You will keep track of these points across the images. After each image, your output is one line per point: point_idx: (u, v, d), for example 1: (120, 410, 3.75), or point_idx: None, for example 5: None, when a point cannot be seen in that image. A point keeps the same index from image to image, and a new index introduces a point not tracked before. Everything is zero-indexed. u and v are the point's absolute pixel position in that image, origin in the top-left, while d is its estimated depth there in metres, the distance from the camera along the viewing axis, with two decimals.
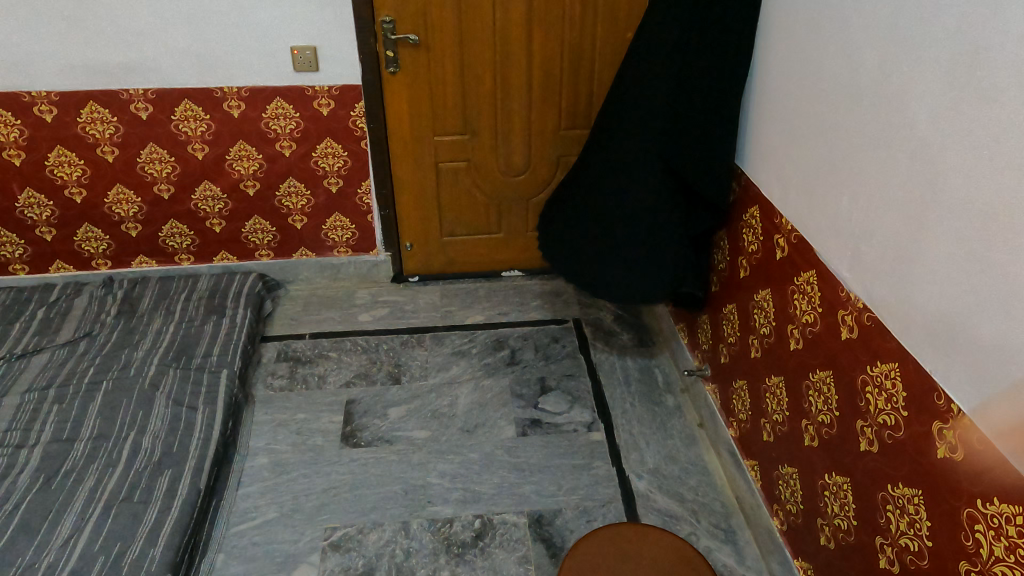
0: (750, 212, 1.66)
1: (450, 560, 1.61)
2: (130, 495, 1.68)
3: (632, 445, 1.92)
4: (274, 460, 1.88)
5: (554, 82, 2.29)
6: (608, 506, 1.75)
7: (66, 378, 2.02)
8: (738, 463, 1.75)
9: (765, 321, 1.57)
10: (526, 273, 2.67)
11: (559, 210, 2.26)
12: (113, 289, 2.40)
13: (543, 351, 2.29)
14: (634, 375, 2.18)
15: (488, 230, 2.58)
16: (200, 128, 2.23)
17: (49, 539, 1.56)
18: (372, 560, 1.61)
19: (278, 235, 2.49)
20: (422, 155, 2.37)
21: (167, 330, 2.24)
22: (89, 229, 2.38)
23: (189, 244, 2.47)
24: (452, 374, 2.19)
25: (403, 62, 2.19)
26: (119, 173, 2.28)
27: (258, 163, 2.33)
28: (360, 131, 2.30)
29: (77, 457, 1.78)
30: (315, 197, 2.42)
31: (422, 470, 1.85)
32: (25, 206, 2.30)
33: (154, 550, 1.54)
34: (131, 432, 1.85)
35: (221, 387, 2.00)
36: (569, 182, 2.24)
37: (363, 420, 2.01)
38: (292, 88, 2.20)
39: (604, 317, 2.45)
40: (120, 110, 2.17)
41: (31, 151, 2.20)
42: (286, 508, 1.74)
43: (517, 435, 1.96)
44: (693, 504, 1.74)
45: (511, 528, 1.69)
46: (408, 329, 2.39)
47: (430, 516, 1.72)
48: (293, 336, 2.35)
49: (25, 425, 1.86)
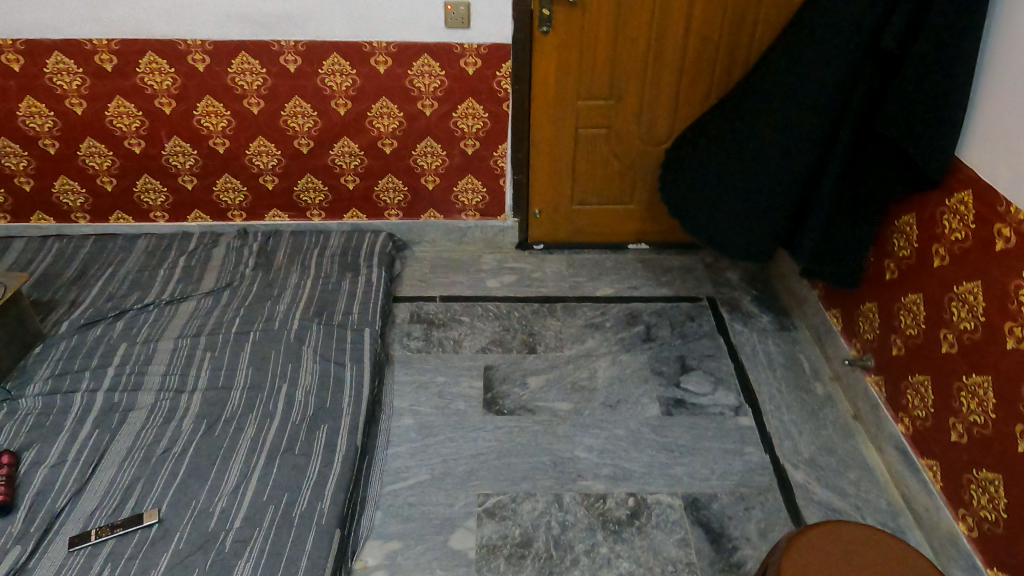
0: (956, 197, 1.51)
1: (608, 536, 1.59)
2: (290, 447, 1.70)
3: (784, 433, 1.85)
4: (419, 421, 1.88)
5: (711, 47, 2.17)
6: (766, 495, 1.69)
7: (214, 327, 2.07)
8: (909, 461, 1.66)
9: (967, 315, 1.46)
10: (653, 247, 2.59)
11: (693, 181, 2.12)
12: (248, 241, 2.43)
13: (679, 328, 2.22)
14: (778, 360, 2.10)
15: (619, 200, 2.50)
16: (345, 82, 2.20)
17: (219, 485, 1.60)
18: (528, 530, 1.60)
19: (409, 195, 2.47)
20: (563, 119, 2.30)
21: (305, 284, 2.25)
22: (228, 180, 2.40)
23: (322, 200, 2.47)
24: (589, 346, 2.14)
25: (557, 22, 2.11)
26: (262, 124, 2.28)
27: (398, 121, 2.29)
28: (504, 92, 2.24)
29: (235, 405, 1.81)
30: (450, 158, 2.38)
31: (569, 443, 1.83)
32: (170, 154, 2.33)
33: (321, 505, 1.56)
34: (283, 384, 1.88)
35: (366, 346, 2.01)
36: (706, 152, 2.09)
37: (504, 387, 2.00)
38: (440, 44, 2.14)
39: (739, 297, 2.36)
40: (271, 62, 2.15)
41: (181, 99, 2.22)
42: (438, 471, 1.74)
43: (662, 414, 1.91)
44: (856, 500, 1.67)
45: (667, 510, 1.65)
46: (539, 298, 2.35)
47: (583, 491, 1.70)
48: (424, 298, 2.33)
49: (182, 370, 1.92)
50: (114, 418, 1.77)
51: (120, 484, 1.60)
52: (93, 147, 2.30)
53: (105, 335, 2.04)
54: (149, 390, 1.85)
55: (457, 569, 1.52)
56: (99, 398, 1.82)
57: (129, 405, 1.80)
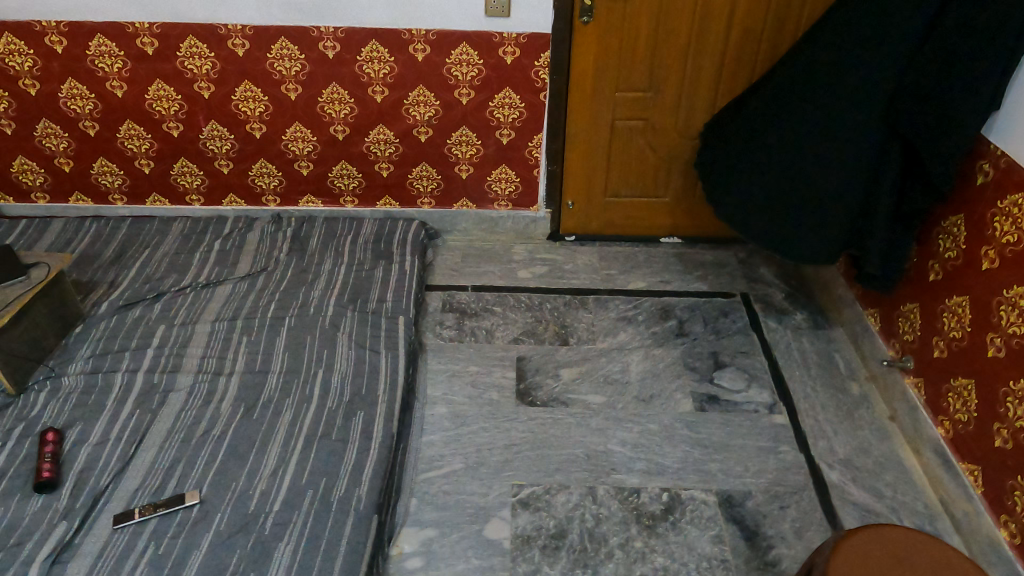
0: (1008, 199, 1.48)
1: (643, 531, 1.59)
2: (327, 432, 1.71)
3: (819, 433, 1.84)
4: (452, 410, 1.89)
5: (753, 40, 2.14)
6: (801, 494, 1.68)
7: (250, 311, 2.09)
8: (948, 465, 1.64)
9: (1016, 320, 1.44)
10: (685, 241, 2.58)
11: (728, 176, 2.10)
12: (282, 226, 2.45)
13: (712, 324, 2.21)
14: (813, 358, 2.08)
15: (653, 193, 2.48)
16: (383, 70, 2.20)
17: (258, 467, 1.62)
18: (563, 522, 1.61)
19: (442, 184, 2.47)
20: (601, 110, 2.28)
21: (339, 271, 2.26)
22: (264, 165, 2.41)
23: (355, 186, 2.47)
24: (621, 340, 2.14)
25: (598, 11, 2.09)
26: (299, 110, 2.28)
27: (434, 109, 2.28)
28: (541, 82, 2.23)
29: (272, 389, 1.83)
30: (485, 147, 2.38)
31: (603, 436, 1.83)
32: (207, 138, 2.34)
33: (359, 490, 1.58)
34: (319, 370, 1.89)
35: (400, 334, 2.02)
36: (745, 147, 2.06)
37: (537, 378, 2.00)
38: (480, 33, 2.13)
39: (773, 294, 2.34)
40: (309, 47, 2.15)
41: (220, 84, 2.22)
42: (472, 460, 1.75)
43: (696, 410, 1.91)
44: (893, 501, 1.66)
45: (701, 506, 1.65)
46: (571, 290, 2.34)
47: (617, 484, 1.70)
48: (456, 287, 2.34)
49: (219, 354, 1.94)
50: (154, 399, 1.79)
51: (162, 464, 1.63)
52: (133, 129, 2.32)
53: (144, 316, 2.07)
54: (188, 371, 1.88)
55: (493, 558, 1.53)
56: (139, 378, 1.85)
57: (168, 387, 1.83)
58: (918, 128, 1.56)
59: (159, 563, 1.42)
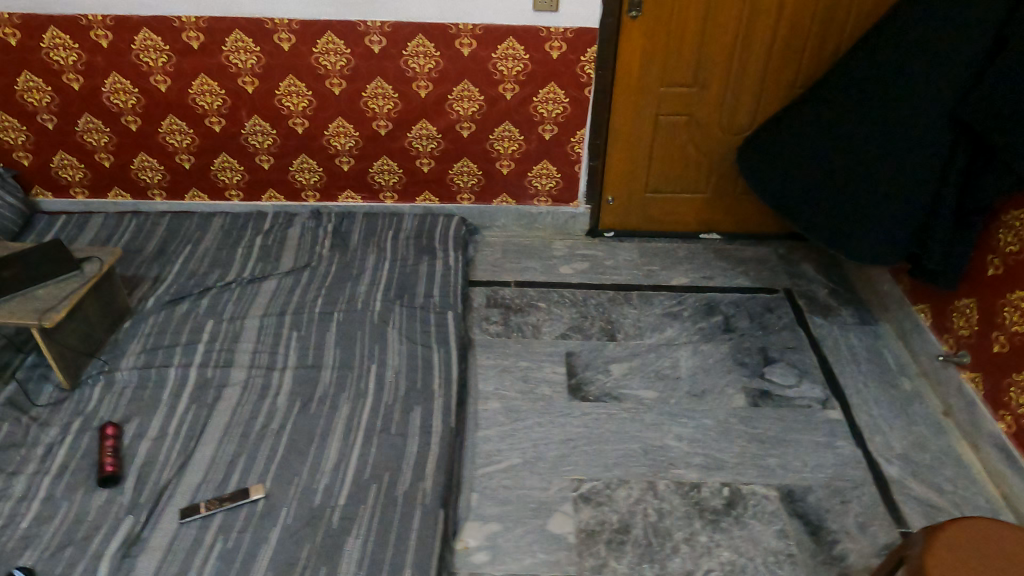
0: None
1: (706, 525, 1.59)
2: (386, 427, 1.71)
3: (875, 428, 1.84)
4: (505, 405, 1.88)
5: (801, 35, 2.14)
6: (861, 489, 1.68)
7: (297, 306, 2.08)
8: (1011, 460, 1.64)
9: None
10: (724, 237, 2.57)
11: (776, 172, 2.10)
12: (323, 222, 2.44)
13: (758, 319, 2.21)
14: (862, 354, 2.08)
15: (693, 189, 2.47)
16: (428, 64, 2.19)
17: (320, 462, 1.62)
18: (626, 517, 1.61)
19: (482, 179, 2.46)
20: (646, 106, 2.27)
21: (383, 267, 2.25)
22: (305, 161, 2.41)
23: (396, 182, 2.47)
24: (669, 335, 2.13)
25: (646, 6, 2.08)
26: (343, 105, 2.28)
27: (478, 104, 2.28)
28: (587, 77, 2.22)
29: (326, 384, 1.83)
30: (527, 143, 2.37)
31: (658, 431, 1.82)
32: (249, 133, 2.34)
33: (423, 485, 1.57)
34: (372, 364, 1.88)
35: (450, 329, 2.01)
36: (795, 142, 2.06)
37: (588, 373, 2.00)
38: (527, 28, 2.12)
39: (816, 290, 2.34)
40: (355, 42, 2.15)
41: (264, 78, 2.22)
42: (530, 455, 1.75)
43: (749, 405, 1.90)
44: (955, 497, 1.66)
45: (763, 501, 1.65)
46: (614, 286, 2.34)
47: (676, 479, 1.70)
48: (499, 283, 2.33)
49: (270, 348, 1.93)
50: (210, 394, 1.78)
51: (223, 459, 1.62)
52: (175, 124, 2.31)
53: (191, 311, 2.06)
54: (241, 365, 1.87)
55: (559, 553, 1.53)
56: (193, 373, 1.84)
57: (222, 381, 1.82)
58: (968, 121, 1.56)
59: (229, 557, 1.42)
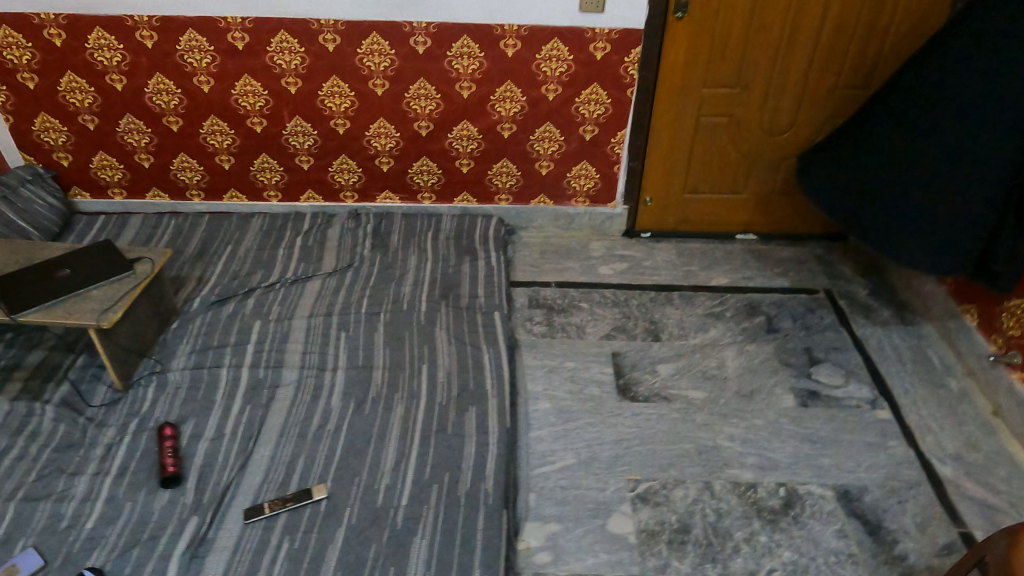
0: None
1: (765, 525, 1.60)
2: (441, 428, 1.71)
3: (925, 428, 1.84)
4: (556, 406, 1.89)
5: (845, 37, 2.14)
6: (917, 489, 1.68)
7: (343, 307, 2.08)
8: None
9: None
10: (760, 238, 2.58)
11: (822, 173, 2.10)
12: (362, 222, 2.45)
13: (801, 320, 2.21)
14: (907, 354, 2.08)
15: (731, 189, 2.48)
16: (472, 65, 2.19)
17: (379, 462, 1.62)
18: (685, 517, 1.61)
19: (520, 180, 2.47)
20: (687, 106, 2.28)
21: (426, 267, 2.26)
22: (344, 161, 2.41)
23: (434, 182, 2.47)
24: (712, 336, 2.14)
25: (692, 7, 2.09)
26: (385, 105, 2.28)
27: (520, 105, 2.28)
28: (630, 78, 2.22)
29: (379, 384, 1.83)
30: (567, 143, 2.38)
31: (710, 431, 1.83)
32: (290, 134, 2.34)
33: (484, 485, 1.58)
34: (422, 365, 1.89)
35: (498, 329, 2.02)
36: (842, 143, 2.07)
37: (635, 374, 2.00)
38: (572, 29, 2.13)
39: (856, 290, 2.34)
40: (400, 43, 2.15)
41: (307, 79, 2.22)
42: (584, 455, 1.75)
43: (799, 405, 1.91)
44: (1011, 496, 1.66)
45: (820, 501, 1.65)
46: (654, 286, 2.34)
47: (732, 479, 1.70)
48: (540, 283, 2.33)
49: (320, 348, 1.93)
50: (263, 394, 1.79)
51: (282, 459, 1.62)
52: (216, 125, 2.31)
53: (238, 312, 2.06)
54: (292, 366, 1.87)
55: (621, 552, 1.53)
56: (245, 373, 1.84)
57: (274, 382, 1.83)
58: None
59: (297, 558, 1.42)
